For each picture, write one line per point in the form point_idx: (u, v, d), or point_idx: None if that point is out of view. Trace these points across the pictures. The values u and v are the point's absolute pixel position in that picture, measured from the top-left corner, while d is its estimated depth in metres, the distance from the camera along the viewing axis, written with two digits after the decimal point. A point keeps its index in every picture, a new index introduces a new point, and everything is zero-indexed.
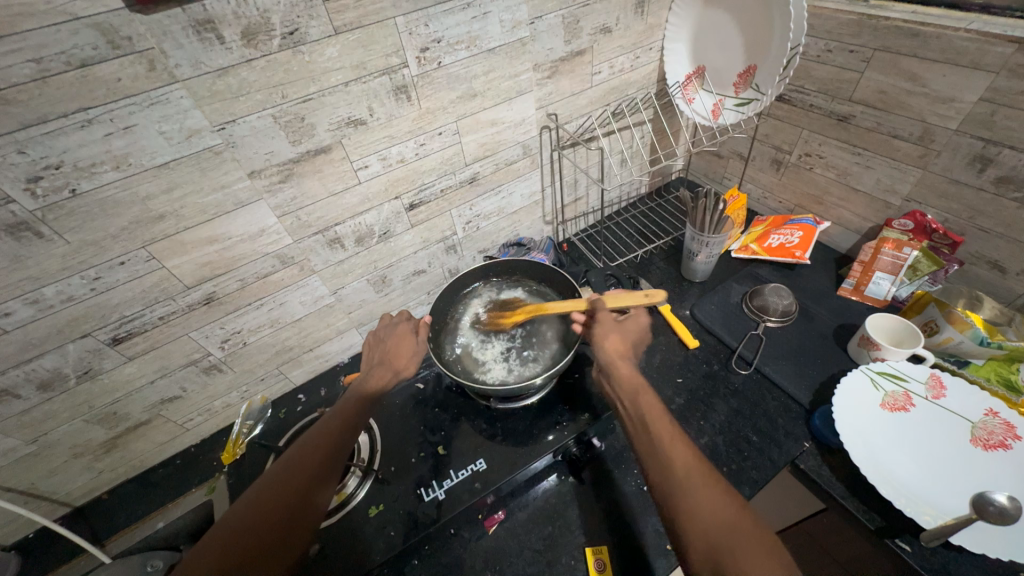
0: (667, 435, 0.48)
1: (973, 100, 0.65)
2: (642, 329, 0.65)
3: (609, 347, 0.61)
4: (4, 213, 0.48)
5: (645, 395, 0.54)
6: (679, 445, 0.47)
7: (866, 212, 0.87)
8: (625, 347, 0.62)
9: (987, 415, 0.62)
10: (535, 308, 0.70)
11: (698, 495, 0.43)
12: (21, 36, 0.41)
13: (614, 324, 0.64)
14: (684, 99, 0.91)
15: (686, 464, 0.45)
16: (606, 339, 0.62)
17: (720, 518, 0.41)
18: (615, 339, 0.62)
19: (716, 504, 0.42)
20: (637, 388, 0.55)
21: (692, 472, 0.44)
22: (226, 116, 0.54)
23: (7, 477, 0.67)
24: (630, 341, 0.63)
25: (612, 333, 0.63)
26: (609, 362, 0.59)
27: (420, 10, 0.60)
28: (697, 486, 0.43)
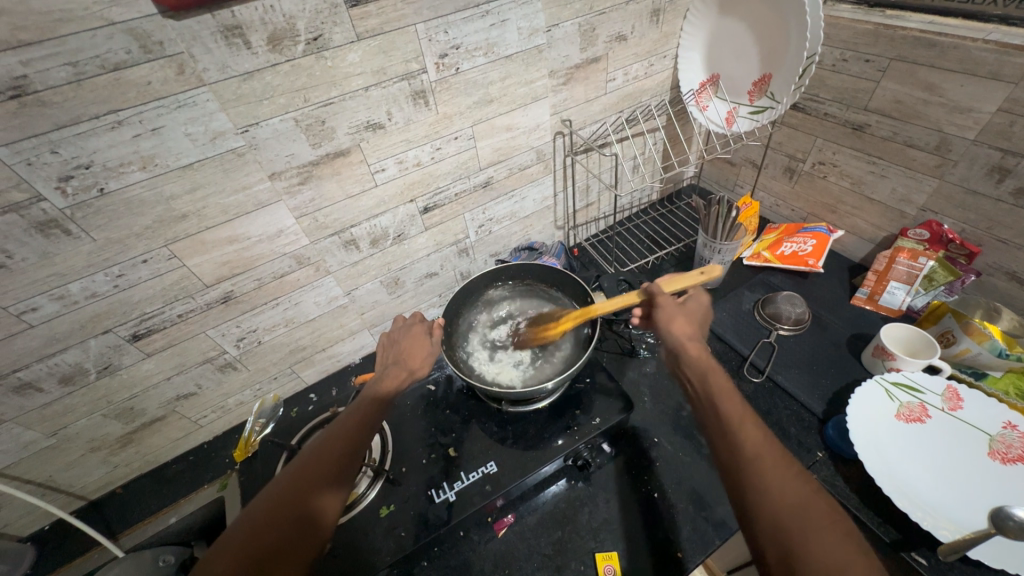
0: (736, 416, 0.47)
1: (991, 110, 0.65)
2: (706, 312, 0.64)
3: (677, 330, 0.60)
4: (35, 211, 0.49)
5: (715, 374, 0.52)
6: (751, 425, 0.46)
7: (881, 221, 0.87)
8: (692, 328, 0.60)
9: (1005, 429, 0.61)
10: (580, 313, 0.68)
11: (772, 477, 0.41)
12: (59, 40, 0.43)
13: (678, 308, 0.63)
14: (698, 107, 0.91)
15: (759, 445, 0.43)
16: (673, 322, 0.61)
17: (797, 502, 0.39)
18: (683, 323, 0.61)
19: (792, 486, 0.40)
20: (705, 367, 0.53)
21: (766, 456, 0.43)
22: (250, 119, 0.55)
23: (27, 469, 0.68)
24: (696, 323, 0.62)
25: (677, 317, 0.61)
26: (672, 342, 0.59)
27: (440, 17, 0.61)
28: (771, 467, 0.42)
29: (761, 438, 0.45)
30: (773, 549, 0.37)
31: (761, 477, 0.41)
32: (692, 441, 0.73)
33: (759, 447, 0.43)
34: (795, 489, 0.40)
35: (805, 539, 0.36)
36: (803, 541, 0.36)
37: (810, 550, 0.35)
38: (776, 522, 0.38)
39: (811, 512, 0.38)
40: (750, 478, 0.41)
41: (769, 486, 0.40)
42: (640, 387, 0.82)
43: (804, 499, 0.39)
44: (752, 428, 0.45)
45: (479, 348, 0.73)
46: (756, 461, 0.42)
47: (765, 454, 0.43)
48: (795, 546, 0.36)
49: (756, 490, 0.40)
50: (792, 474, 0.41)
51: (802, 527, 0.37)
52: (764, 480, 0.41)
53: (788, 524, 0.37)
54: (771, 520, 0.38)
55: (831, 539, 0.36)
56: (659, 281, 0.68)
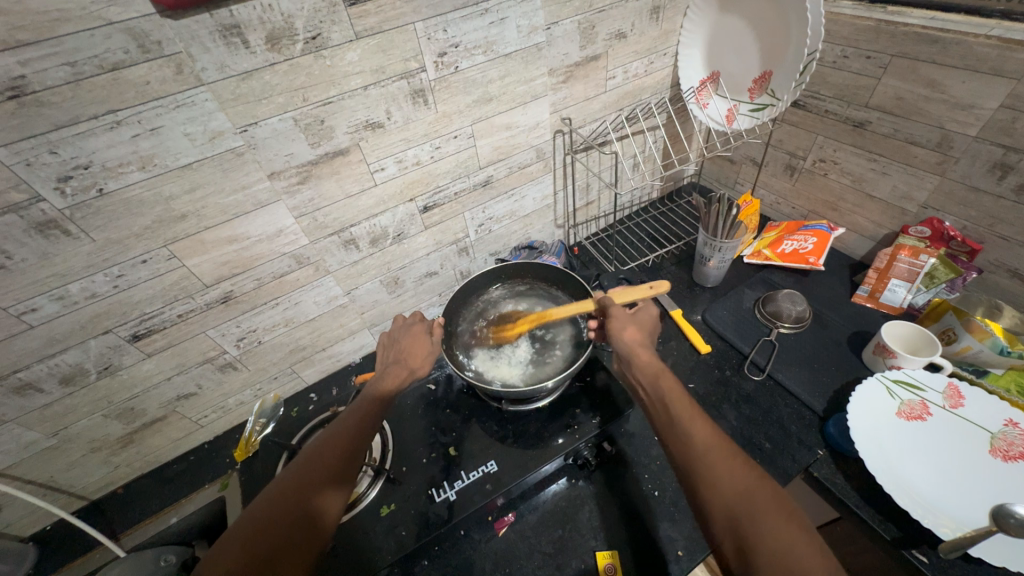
0: (686, 415, 0.48)
1: (993, 107, 0.65)
2: (654, 318, 0.64)
3: (627, 337, 0.59)
4: (34, 211, 0.49)
5: (662, 373, 0.54)
6: (700, 426, 0.47)
7: (882, 218, 0.87)
8: (643, 334, 0.60)
9: (1006, 426, 0.61)
10: (538, 316, 0.70)
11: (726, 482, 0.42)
12: (57, 40, 0.43)
13: (629, 316, 0.62)
14: (698, 104, 0.91)
15: (706, 444, 0.45)
16: (625, 330, 0.60)
17: (745, 498, 0.40)
18: (633, 330, 0.60)
19: (740, 482, 0.42)
20: (655, 368, 0.54)
21: (714, 453, 0.44)
22: (249, 118, 0.55)
23: (28, 469, 0.68)
24: (646, 328, 0.62)
25: (629, 324, 0.61)
26: (621, 348, 0.59)
27: (439, 16, 0.61)
28: (719, 465, 0.43)
29: (709, 434, 0.46)
30: (731, 547, 0.39)
31: (710, 479, 0.42)
32: None
33: (707, 446, 0.45)
34: (742, 484, 0.41)
35: (758, 534, 0.38)
36: (755, 537, 0.38)
37: (762, 545, 0.37)
38: (729, 521, 0.40)
39: (760, 508, 0.40)
40: (700, 480, 0.43)
41: (720, 487, 0.42)
42: None
43: (751, 492, 0.41)
44: (698, 426, 0.47)
45: (473, 347, 0.73)
46: (705, 462, 0.44)
47: (712, 451, 0.44)
48: (748, 542, 0.38)
49: (708, 492, 0.42)
50: (739, 469, 0.43)
51: (751, 524, 0.39)
52: (714, 482, 0.42)
53: (740, 521, 0.39)
54: (726, 520, 0.40)
55: (778, 532, 0.38)
56: (609, 292, 0.68)
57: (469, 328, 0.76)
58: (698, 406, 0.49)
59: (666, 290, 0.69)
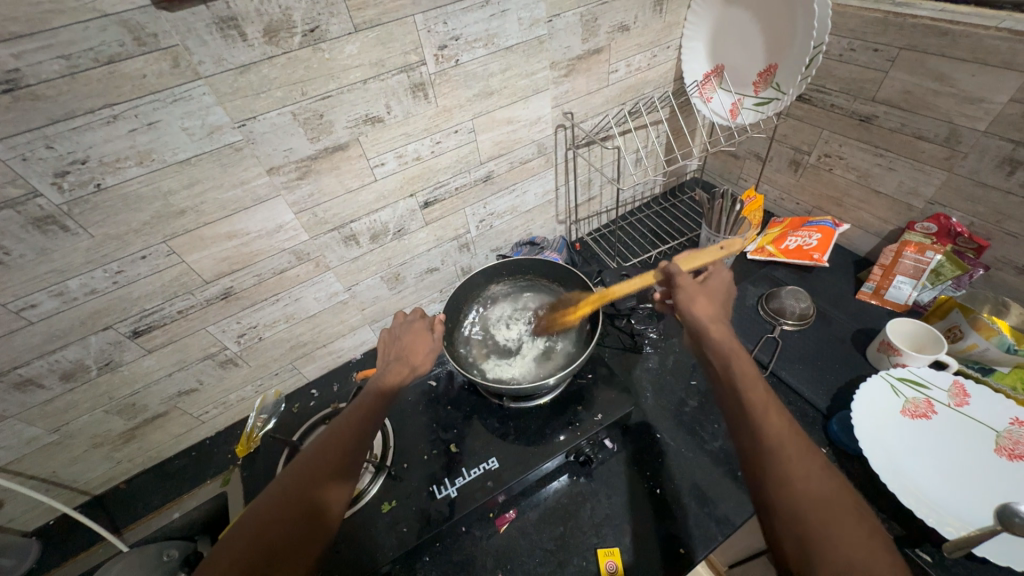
0: (762, 405, 0.44)
1: (1003, 101, 0.63)
2: (728, 287, 0.60)
3: (698, 310, 0.55)
4: (32, 206, 0.49)
5: (738, 355, 0.49)
6: (776, 413, 0.43)
7: (887, 214, 0.86)
8: (715, 308, 0.56)
9: (1012, 425, 0.60)
10: (601, 296, 0.66)
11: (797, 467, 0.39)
12: (51, 32, 0.42)
13: (699, 286, 0.58)
14: (702, 98, 0.89)
15: (783, 437, 0.41)
16: (695, 302, 0.56)
17: (822, 501, 0.37)
18: (705, 303, 0.56)
19: (817, 484, 0.38)
20: (730, 349, 0.50)
21: (792, 451, 0.40)
22: (247, 113, 0.55)
23: (31, 465, 0.68)
24: (719, 299, 0.58)
25: (700, 294, 0.57)
26: (698, 321, 0.55)
27: (439, 8, 0.60)
28: (797, 464, 0.39)
29: (787, 429, 0.42)
30: (792, 547, 0.37)
31: (783, 474, 0.39)
32: (695, 436, 0.73)
33: (784, 440, 0.41)
34: (822, 487, 0.38)
35: (829, 541, 0.35)
36: (825, 544, 0.35)
37: (833, 554, 0.34)
38: (798, 521, 0.37)
39: (836, 513, 0.36)
40: (772, 475, 0.39)
41: (793, 483, 0.38)
42: (642, 382, 0.82)
43: (831, 498, 0.37)
44: (775, 417, 0.43)
45: (483, 355, 0.71)
46: (780, 457, 0.40)
47: (790, 447, 0.40)
48: (814, 547, 0.35)
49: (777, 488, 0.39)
50: (819, 468, 0.39)
51: (824, 528, 0.36)
52: (785, 477, 0.39)
53: (810, 525, 0.36)
54: (792, 519, 0.37)
55: (853, 541, 0.35)
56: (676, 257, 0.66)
57: (471, 340, 0.74)
58: (776, 396, 0.45)
59: (736, 250, 0.67)
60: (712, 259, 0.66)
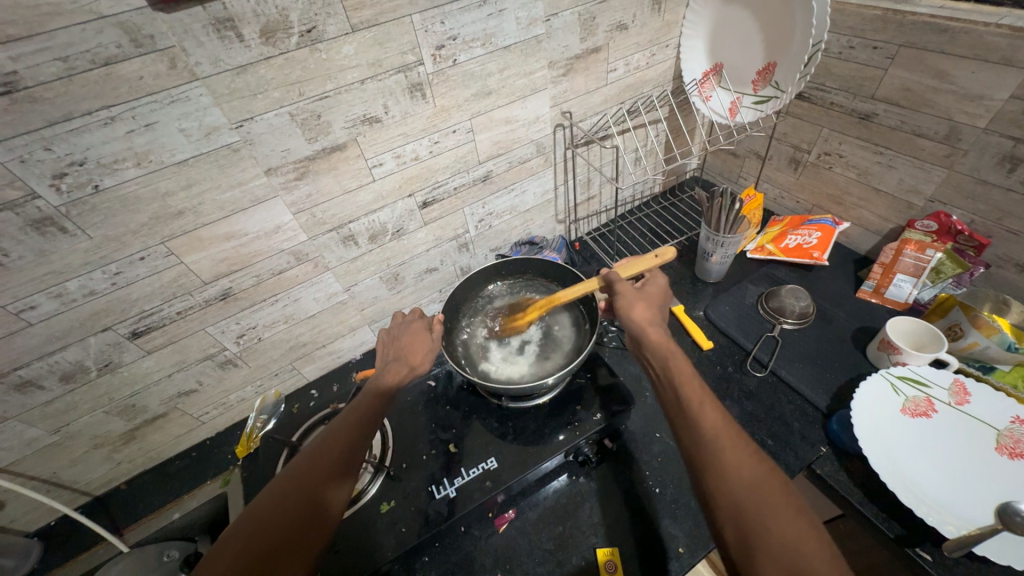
0: (697, 397, 0.45)
1: (1003, 98, 0.63)
2: (665, 293, 0.62)
3: (637, 315, 0.58)
4: (30, 208, 0.49)
5: (676, 358, 0.50)
6: (709, 408, 0.44)
7: (887, 212, 0.85)
8: (653, 312, 0.58)
9: (1013, 423, 0.60)
10: (546, 300, 0.70)
11: (731, 461, 0.40)
12: (48, 34, 0.42)
13: (639, 292, 0.61)
14: (701, 97, 0.89)
15: (717, 427, 0.42)
16: (634, 308, 0.58)
17: (755, 485, 0.38)
18: (643, 307, 0.58)
19: (750, 468, 0.39)
20: (668, 348, 0.52)
21: (725, 438, 0.41)
22: (245, 113, 0.55)
23: (32, 465, 0.68)
24: (657, 306, 0.59)
25: (638, 301, 0.59)
26: (636, 328, 0.56)
27: (436, 7, 0.60)
28: (729, 449, 0.41)
29: (721, 420, 0.43)
30: (732, 533, 0.37)
31: (717, 461, 0.40)
32: None
33: (717, 430, 0.42)
34: (753, 471, 0.39)
35: (762, 521, 0.36)
36: (760, 526, 0.36)
37: (768, 536, 0.35)
38: (733, 507, 0.38)
39: (768, 495, 0.37)
40: (709, 463, 0.40)
41: (728, 472, 0.39)
42: (641, 381, 0.82)
43: (761, 481, 0.38)
44: (708, 407, 0.44)
45: (483, 355, 0.71)
46: (716, 447, 0.41)
47: (723, 436, 0.42)
48: (752, 531, 0.36)
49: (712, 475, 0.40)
50: (750, 454, 0.40)
51: (761, 511, 0.36)
52: (721, 466, 0.40)
53: (744, 509, 0.37)
54: (730, 504, 0.38)
55: (783, 518, 0.36)
56: (617, 266, 0.68)
57: (469, 341, 0.73)
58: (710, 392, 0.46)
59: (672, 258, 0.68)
60: (648, 268, 0.68)
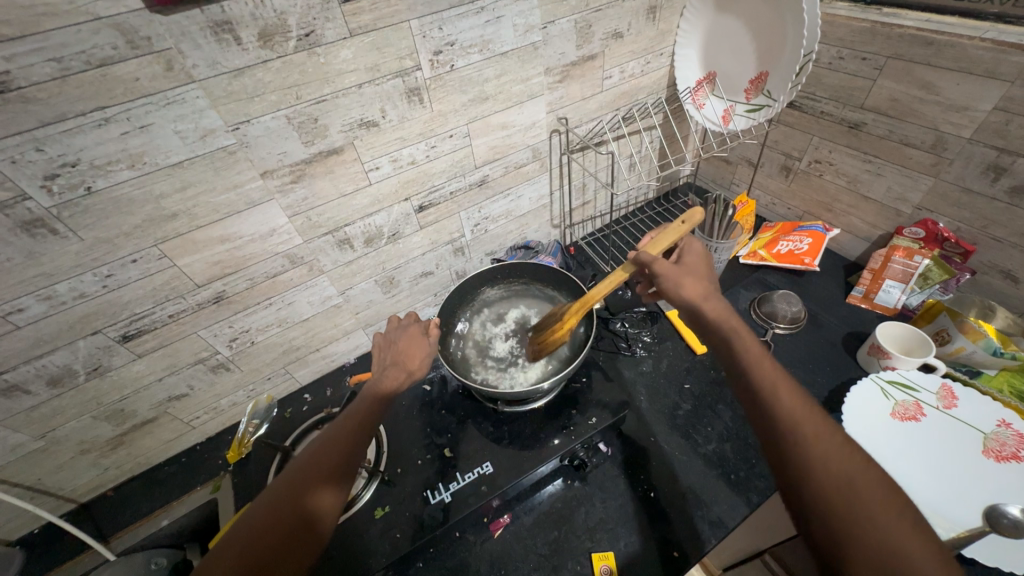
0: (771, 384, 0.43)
1: (987, 109, 0.65)
2: (700, 259, 0.62)
3: (686, 291, 0.57)
4: (20, 210, 0.48)
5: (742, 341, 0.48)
6: (786, 394, 0.42)
7: (876, 219, 0.87)
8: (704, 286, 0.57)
9: (999, 426, 0.61)
10: (580, 304, 0.63)
11: (818, 449, 0.38)
12: (43, 34, 0.42)
13: (682, 269, 0.59)
14: (695, 105, 0.90)
15: (797, 416, 0.40)
16: (681, 285, 0.57)
17: (847, 476, 0.36)
18: (692, 282, 0.57)
19: (836, 457, 0.37)
20: (731, 330, 0.50)
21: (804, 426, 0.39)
22: (241, 116, 0.54)
23: (17, 472, 0.67)
24: (705, 281, 0.58)
25: (684, 277, 0.58)
26: (694, 308, 0.55)
27: (434, 14, 0.60)
28: (811, 438, 0.38)
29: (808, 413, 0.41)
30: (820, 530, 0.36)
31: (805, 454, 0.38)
32: (688, 440, 0.73)
33: (796, 419, 0.40)
34: (841, 462, 0.37)
35: (855, 522, 0.34)
36: (849, 528, 0.34)
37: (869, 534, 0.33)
38: (824, 503, 0.36)
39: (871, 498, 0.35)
40: (792, 460, 0.38)
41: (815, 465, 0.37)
42: (636, 385, 0.82)
43: (850, 475, 0.36)
44: (787, 394, 0.42)
45: (485, 365, 0.70)
46: (799, 439, 0.39)
47: (804, 425, 0.39)
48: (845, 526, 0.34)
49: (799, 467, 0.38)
50: (838, 443, 0.38)
51: (856, 509, 0.34)
52: (812, 463, 0.37)
53: (836, 502, 0.35)
54: (818, 500, 0.36)
55: (886, 514, 0.34)
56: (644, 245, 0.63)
57: (473, 352, 0.72)
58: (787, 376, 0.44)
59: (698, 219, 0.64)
60: (677, 236, 0.64)
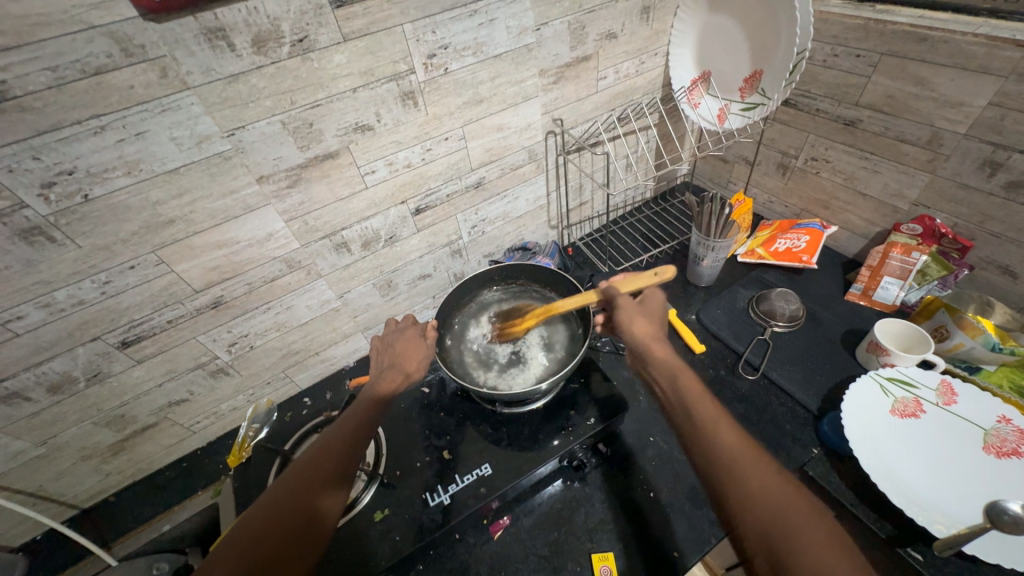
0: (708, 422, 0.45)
1: (982, 104, 0.65)
2: (659, 297, 0.64)
3: (638, 329, 0.59)
4: (18, 218, 0.49)
5: (683, 378, 0.51)
6: (724, 431, 0.44)
7: (874, 216, 0.87)
8: (654, 327, 0.60)
9: (1000, 422, 0.61)
10: (544, 310, 0.67)
11: (754, 485, 0.39)
12: (37, 44, 0.42)
13: (638, 307, 0.62)
14: (690, 104, 0.90)
15: (733, 452, 0.42)
16: (633, 322, 0.60)
17: (780, 507, 0.38)
18: (644, 322, 0.60)
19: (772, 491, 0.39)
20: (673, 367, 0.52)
21: (742, 462, 0.41)
22: (236, 122, 0.55)
23: (18, 479, 0.67)
24: (657, 322, 0.61)
25: (638, 316, 0.61)
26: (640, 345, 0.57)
27: (427, 17, 0.60)
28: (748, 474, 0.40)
29: (745, 453, 0.42)
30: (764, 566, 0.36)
31: (741, 490, 0.39)
32: None
33: (733, 456, 0.42)
34: (777, 496, 0.38)
35: (793, 556, 0.35)
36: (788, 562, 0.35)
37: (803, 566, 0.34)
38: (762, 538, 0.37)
39: (799, 527, 0.36)
40: (729, 491, 0.40)
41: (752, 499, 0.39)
42: (634, 385, 0.82)
43: (787, 509, 0.37)
44: (727, 433, 0.44)
45: (483, 368, 0.70)
46: (738, 476, 0.40)
47: (742, 462, 0.41)
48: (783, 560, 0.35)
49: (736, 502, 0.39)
50: (773, 482, 0.40)
51: (790, 540, 0.36)
52: (742, 496, 0.39)
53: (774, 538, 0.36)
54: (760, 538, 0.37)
55: (819, 545, 0.35)
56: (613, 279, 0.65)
57: (471, 354, 0.72)
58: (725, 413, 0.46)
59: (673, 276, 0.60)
60: (647, 285, 0.63)
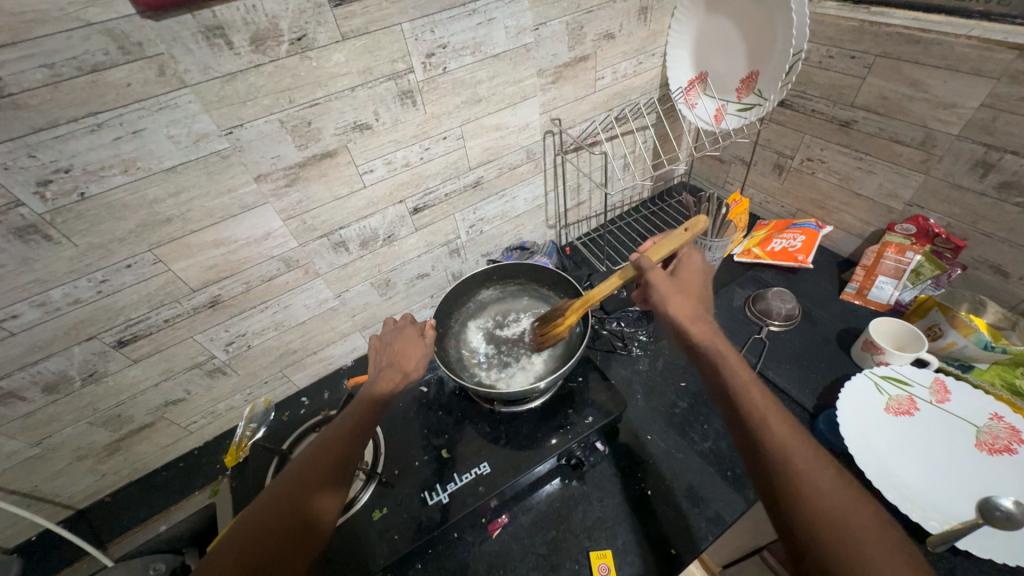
0: (758, 409, 0.44)
1: (975, 106, 0.66)
2: (698, 269, 0.61)
3: (674, 307, 0.56)
4: (13, 216, 0.48)
5: (728, 364, 0.49)
6: (775, 420, 0.43)
7: (868, 216, 0.88)
8: (693, 302, 0.57)
9: (992, 419, 0.62)
10: (583, 299, 0.65)
11: (805, 478, 0.38)
12: (33, 41, 0.42)
13: (673, 283, 0.59)
14: (687, 104, 0.91)
15: (784, 442, 0.41)
16: (671, 300, 0.57)
17: (834, 504, 0.37)
18: (682, 298, 0.57)
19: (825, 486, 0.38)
20: (717, 351, 0.50)
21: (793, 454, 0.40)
22: (234, 120, 0.55)
23: (12, 479, 0.67)
24: (696, 295, 0.58)
25: (674, 292, 0.58)
26: (680, 324, 0.55)
27: (426, 17, 0.61)
28: (799, 467, 0.39)
29: (792, 435, 0.42)
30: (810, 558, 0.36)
31: (794, 482, 0.38)
32: (685, 437, 0.74)
33: (784, 447, 0.41)
34: (830, 492, 0.37)
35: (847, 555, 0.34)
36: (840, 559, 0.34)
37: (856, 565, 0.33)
38: (812, 533, 0.36)
39: (852, 518, 0.36)
40: (780, 482, 0.39)
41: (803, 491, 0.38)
42: (632, 384, 0.83)
43: (840, 507, 0.37)
44: (778, 422, 0.42)
45: (481, 366, 0.71)
46: (787, 466, 0.39)
47: (793, 454, 0.40)
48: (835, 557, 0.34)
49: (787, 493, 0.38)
50: (826, 479, 0.38)
51: (845, 539, 0.35)
52: (794, 487, 0.38)
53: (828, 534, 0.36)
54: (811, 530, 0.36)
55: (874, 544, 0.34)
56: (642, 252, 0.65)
57: (468, 354, 0.72)
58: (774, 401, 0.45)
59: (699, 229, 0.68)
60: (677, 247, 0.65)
